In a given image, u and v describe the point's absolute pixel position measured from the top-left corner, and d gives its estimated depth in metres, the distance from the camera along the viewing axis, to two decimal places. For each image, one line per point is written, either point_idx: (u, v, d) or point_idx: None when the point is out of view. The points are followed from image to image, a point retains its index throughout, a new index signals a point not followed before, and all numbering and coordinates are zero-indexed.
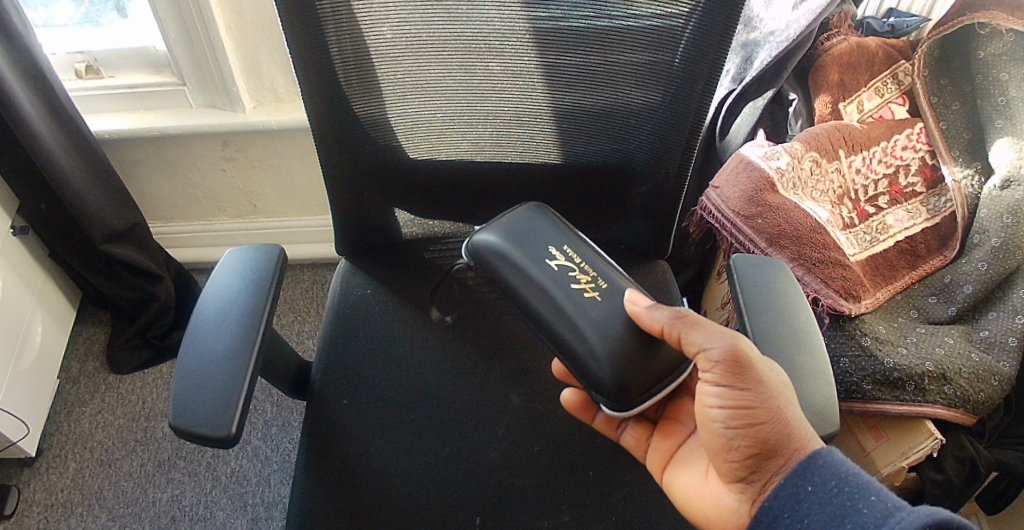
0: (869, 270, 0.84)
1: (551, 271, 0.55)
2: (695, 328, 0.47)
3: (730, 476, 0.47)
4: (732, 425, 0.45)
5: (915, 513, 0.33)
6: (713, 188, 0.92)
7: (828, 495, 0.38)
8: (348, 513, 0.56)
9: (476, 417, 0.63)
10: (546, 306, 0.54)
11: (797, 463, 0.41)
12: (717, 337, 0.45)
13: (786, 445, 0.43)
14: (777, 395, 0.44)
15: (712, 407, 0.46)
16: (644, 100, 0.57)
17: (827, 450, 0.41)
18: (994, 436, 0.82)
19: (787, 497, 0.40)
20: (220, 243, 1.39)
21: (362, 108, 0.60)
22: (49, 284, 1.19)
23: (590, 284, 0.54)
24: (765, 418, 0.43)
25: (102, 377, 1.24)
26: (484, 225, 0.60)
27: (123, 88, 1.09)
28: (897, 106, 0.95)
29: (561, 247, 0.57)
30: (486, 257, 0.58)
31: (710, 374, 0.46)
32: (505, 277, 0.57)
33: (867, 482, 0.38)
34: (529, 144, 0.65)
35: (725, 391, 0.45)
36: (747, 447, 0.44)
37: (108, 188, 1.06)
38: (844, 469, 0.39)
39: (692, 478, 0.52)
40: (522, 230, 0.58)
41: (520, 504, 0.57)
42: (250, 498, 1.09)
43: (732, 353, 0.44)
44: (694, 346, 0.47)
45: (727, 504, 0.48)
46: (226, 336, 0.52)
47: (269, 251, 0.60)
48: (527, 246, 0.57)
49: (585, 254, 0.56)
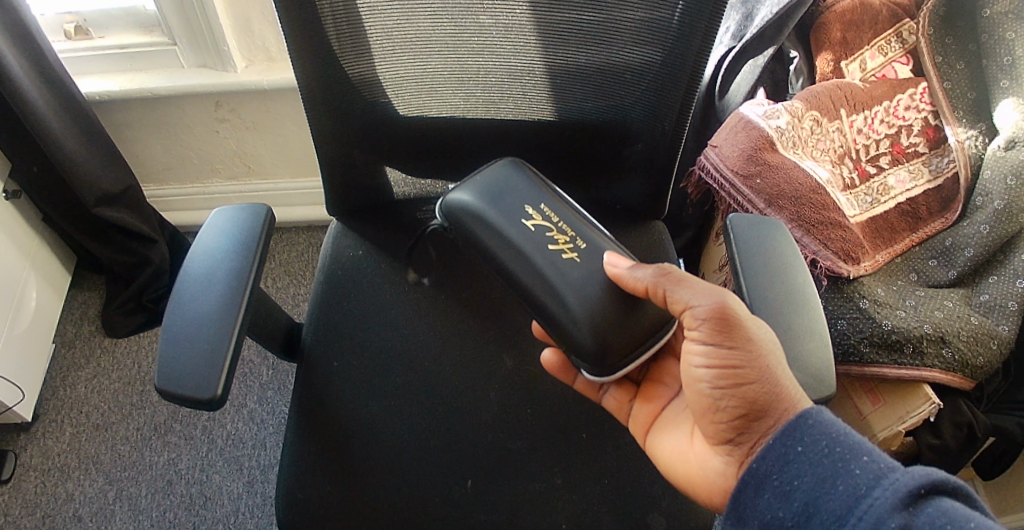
0: (869, 231, 0.84)
1: (528, 232, 0.54)
2: (681, 286, 0.47)
3: (717, 438, 0.48)
4: (720, 385, 0.45)
5: (910, 474, 0.34)
6: (711, 147, 0.90)
7: (819, 455, 0.38)
8: (338, 477, 0.57)
9: (467, 381, 0.63)
10: (525, 269, 0.53)
11: (786, 423, 0.41)
12: (702, 294, 0.46)
13: (775, 405, 0.43)
14: (766, 354, 0.44)
15: (699, 367, 0.47)
16: (641, 57, 0.55)
17: (817, 410, 0.40)
18: (993, 401, 0.82)
19: (776, 458, 0.40)
20: (214, 206, 1.36)
21: (352, 67, 0.58)
22: (44, 248, 1.17)
23: (568, 245, 0.53)
24: (753, 377, 0.44)
25: (98, 341, 1.24)
26: (459, 184, 0.59)
27: (113, 49, 1.06)
28: (901, 66, 0.91)
29: (537, 207, 0.56)
30: (465, 219, 0.57)
31: (696, 332, 0.46)
32: (481, 239, 0.56)
33: (858, 442, 0.38)
34: (522, 102, 0.63)
35: (711, 349, 0.46)
36: (734, 408, 0.45)
37: (101, 152, 1.03)
38: (835, 429, 0.39)
39: (678, 441, 0.53)
40: (500, 190, 0.57)
41: (510, 468, 0.58)
42: (246, 460, 1.10)
43: (718, 309, 0.45)
44: (680, 303, 0.47)
45: (714, 467, 0.49)
46: (213, 297, 0.51)
47: (256, 210, 0.59)
48: (505, 206, 0.56)
49: (563, 214, 0.56)
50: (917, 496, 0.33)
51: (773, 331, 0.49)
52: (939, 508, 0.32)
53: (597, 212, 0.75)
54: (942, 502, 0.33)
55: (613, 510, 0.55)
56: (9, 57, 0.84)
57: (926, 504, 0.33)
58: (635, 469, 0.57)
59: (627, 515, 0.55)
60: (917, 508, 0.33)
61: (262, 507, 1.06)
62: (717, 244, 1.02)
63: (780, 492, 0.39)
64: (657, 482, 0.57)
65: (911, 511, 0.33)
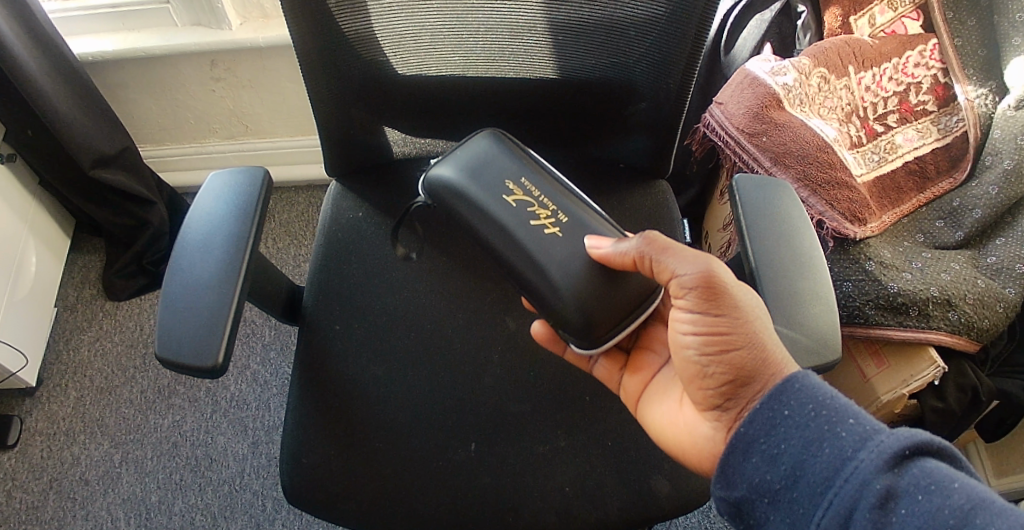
0: (876, 191, 0.83)
1: (509, 208, 0.53)
2: (668, 254, 0.47)
3: (705, 404, 0.48)
4: (706, 352, 0.46)
5: (895, 436, 0.35)
6: (716, 104, 0.88)
7: (806, 419, 0.38)
8: (342, 442, 0.58)
9: (468, 345, 0.63)
10: (508, 246, 0.52)
11: (772, 387, 0.41)
12: (689, 261, 0.46)
13: (761, 371, 0.43)
14: (752, 320, 0.44)
15: (686, 334, 0.47)
16: (646, 11, 0.53)
17: (803, 374, 0.40)
18: (996, 364, 0.84)
19: (764, 422, 0.40)
20: (212, 165, 1.34)
21: (348, 24, 0.56)
22: (42, 213, 1.16)
23: (550, 220, 0.53)
24: (739, 343, 0.44)
25: (99, 304, 1.24)
26: (441, 158, 0.58)
27: (104, 8, 1.02)
28: (911, 21, 0.88)
29: (518, 182, 0.55)
30: (447, 196, 0.55)
31: (683, 300, 0.46)
32: (463, 216, 0.55)
33: (845, 405, 0.38)
34: (523, 59, 0.61)
35: (698, 317, 0.46)
36: (721, 374, 0.45)
37: (95, 116, 1.01)
38: (822, 393, 0.39)
39: (669, 408, 0.53)
40: (482, 162, 0.56)
41: (513, 431, 0.59)
42: (250, 422, 1.12)
43: (704, 277, 0.45)
44: (667, 272, 0.47)
45: (702, 432, 0.49)
46: (210, 265, 0.50)
47: (253, 174, 0.58)
48: (485, 182, 0.55)
49: (544, 187, 0.55)
50: (902, 457, 0.34)
51: (761, 296, 0.49)
52: (924, 469, 0.33)
53: (600, 171, 0.74)
54: (927, 463, 0.34)
55: (612, 473, 0.56)
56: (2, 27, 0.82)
57: (912, 465, 0.34)
58: (635, 433, 0.58)
59: (627, 478, 0.56)
60: (902, 468, 0.34)
61: (267, 468, 1.08)
62: (721, 204, 1.01)
63: (768, 456, 0.39)
64: (657, 447, 0.57)
65: (897, 472, 0.34)
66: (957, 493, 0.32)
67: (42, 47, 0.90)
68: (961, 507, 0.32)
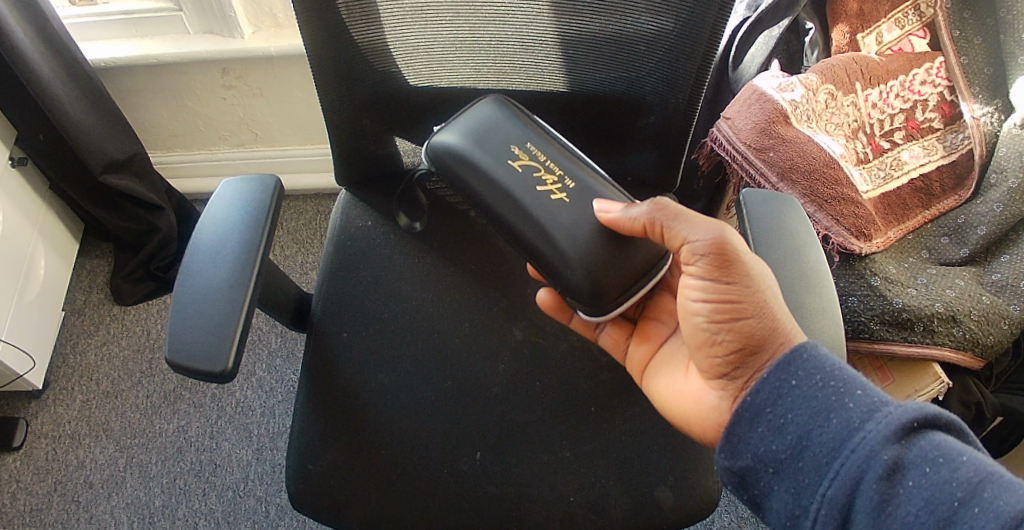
0: (881, 208, 0.83)
1: (516, 174, 0.53)
2: (679, 221, 0.47)
3: (712, 373, 0.48)
4: (715, 319, 0.46)
5: (904, 408, 0.34)
6: (723, 119, 0.89)
7: (814, 389, 0.38)
8: (347, 449, 0.58)
9: (474, 353, 0.64)
10: (512, 211, 0.53)
11: (780, 357, 0.41)
12: (701, 228, 0.46)
13: (771, 338, 0.43)
14: (763, 290, 0.45)
15: (695, 301, 0.47)
16: (655, 26, 0.53)
17: (811, 344, 0.40)
18: (1000, 381, 0.83)
19: (770, 391, 0.40)
20: (222, 172, 1.36)
21: (360, 35, 0.56)
22: (51, 216, 1.18)
23: (556, 185, 0.53)
24: (749, 311, 0.44)
25: (107, 308, 1.25)
26: (445, 124, 0.57)
27: (118, 15, 1.04)
28: (918, 40, 0.88)
29: (523, 146, 0.55)
30: (451, 164, 0.55)
31: (695, 267, 0.47)
32: (466, 180, 0.55)
33: (853, 376, 0.38)
34: (534, 71, 0.61)
35: (710, 284, 0.46)
36: (730, 342, 0.45)
37: (107, 122, 1.02)
38: (830, 364, 0.39)
39: (675, 378, 0.54)
40: (487, 129, 0.56)
41: (519, 438, 0.59)
42: (256, 428, 1.12)
43: (717, 244, 0.45)
44: (679, 238, 0.47)
45: (707, 402, 0.49)
46: (223, 268, 0.51)
47: (265, 182, 0.58)
48: (492, 147, 0.55)
49: (550, 152, 0.55)
50: (910, 430, 0.34)
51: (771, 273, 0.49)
52: (932, 442, 0.33)
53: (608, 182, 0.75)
54: (935, 436, 0.34)
55: (618, 481, 0.56)
56: (13, 25, 0.83)
57: (920, 438, 0.34)
58: (640, 443, 0.58)
59: (632, 487, 0.56)
60: (909, 441, 0.34)
61: (270, 474, 1.08)
62: (728, 218, 1.01)
63: (773, 425, 0.39)
64: (662, 456, 0.57)
65: (904, 444, 0.34)
66: (965, 466, 0.32)
67: (57, 52, 0.91)
68: (969, 480, 0.32)
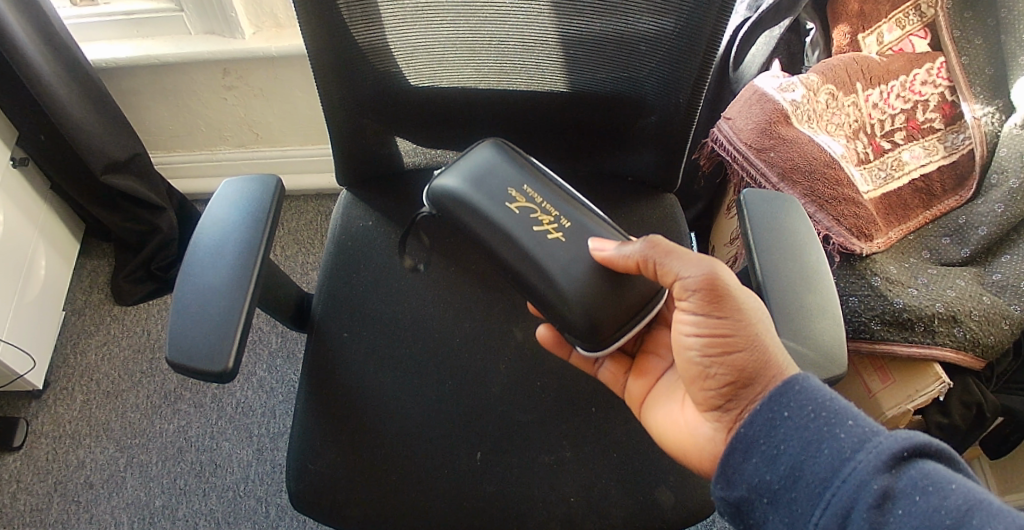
0: (882, 208, 0.83)
1: (514, 216, 0.53)
2: (671, 257, 0.47)
3: (707, 405, 0.48)
4: (708, 353, 0.46)
5: (893, 438, 0.35)
6: (724, 119, 0.89)
7: (806, 420, 0.38)
8: (347, 450, 0.58)
9: (473, 355, 0.64)
10: (510, 251, 0.53)
11: (773, 388, 0.41)
12: (693, 264, 0.46)
13: (763, 372, 0.43)
14: (755, 323, 0.45)
15: (688, 335, 0.47)
16: (655, 27, 0.53)
17: (803, 375, 0.40)
18: (1000, 382, 0.83)
19: (763, 423, 0.40)
20: (222, 172, 1.36)
21: (361, 34, 0.56)
22: (52, 216, 1.18)
23: (552, 226, 0.53)
24: (742, 346, 0.44)
25: (108, 309, 1.25)
26: (445, 169, 0.58)
27: (119, 15, 1.04)
28: (919, 40, 0.88)
29: (519, 189, 0.55)
30: (450, 206, 0.56)
31: (687, 302, 0.46)
32: (466, 222, 0.55)
33: (845, 406, 0.38)
34: (535, 71, 0.61)
35: (702, 319, 0.46)
36: (724, 375, 0.45)
37: (108, 122, 1.02)
38: (822, 394, 0.39)
39: (671, 409, 0.53)
40: (485, 170, 0.56)
41: (519, 440, 0.59)
42: (256, 428, 1.12)
43: (709, 280, 0.45)
44: (671, 274, 0.47)
45: (703, 433, 0.49)
46: (221, 271, 0.51)
47: (266, 182, 0.58)
48: (490, 190, 0.55)
49: (546, 194, 0.55)
50: (900, 459, 0.34)
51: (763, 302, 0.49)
52: (922, 471, 0.33)
53: (608, 182, 0.75)
54: (925, 464, 0.34)
55: (618, 484, 0.56)
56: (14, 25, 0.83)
57: (910, 467, 0.34)
58: (639, 445, 0.58)
59: (632, 490, 0.56)
60: (899, 470, 0.34)
61: (271, 474, 1.08)
62: (728, 220, 1.01)
63: (767, 457, 0.39)
64: (662, 460, 0.57)
65: (894, 473, 0.34)
66: (954, 494, 0.32)
67: (58, 53, 0.92)
68: (958, 507, 0.31)
